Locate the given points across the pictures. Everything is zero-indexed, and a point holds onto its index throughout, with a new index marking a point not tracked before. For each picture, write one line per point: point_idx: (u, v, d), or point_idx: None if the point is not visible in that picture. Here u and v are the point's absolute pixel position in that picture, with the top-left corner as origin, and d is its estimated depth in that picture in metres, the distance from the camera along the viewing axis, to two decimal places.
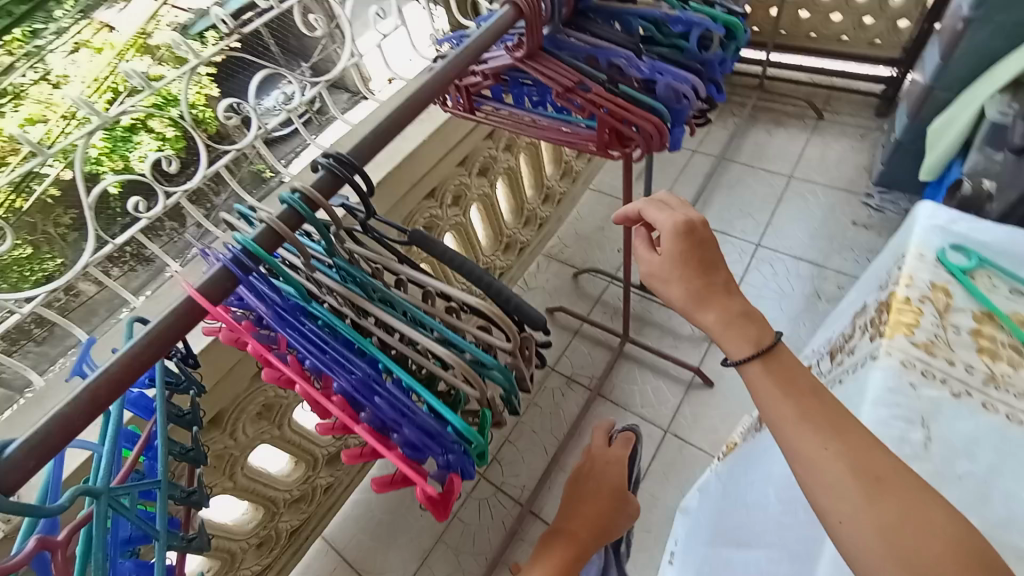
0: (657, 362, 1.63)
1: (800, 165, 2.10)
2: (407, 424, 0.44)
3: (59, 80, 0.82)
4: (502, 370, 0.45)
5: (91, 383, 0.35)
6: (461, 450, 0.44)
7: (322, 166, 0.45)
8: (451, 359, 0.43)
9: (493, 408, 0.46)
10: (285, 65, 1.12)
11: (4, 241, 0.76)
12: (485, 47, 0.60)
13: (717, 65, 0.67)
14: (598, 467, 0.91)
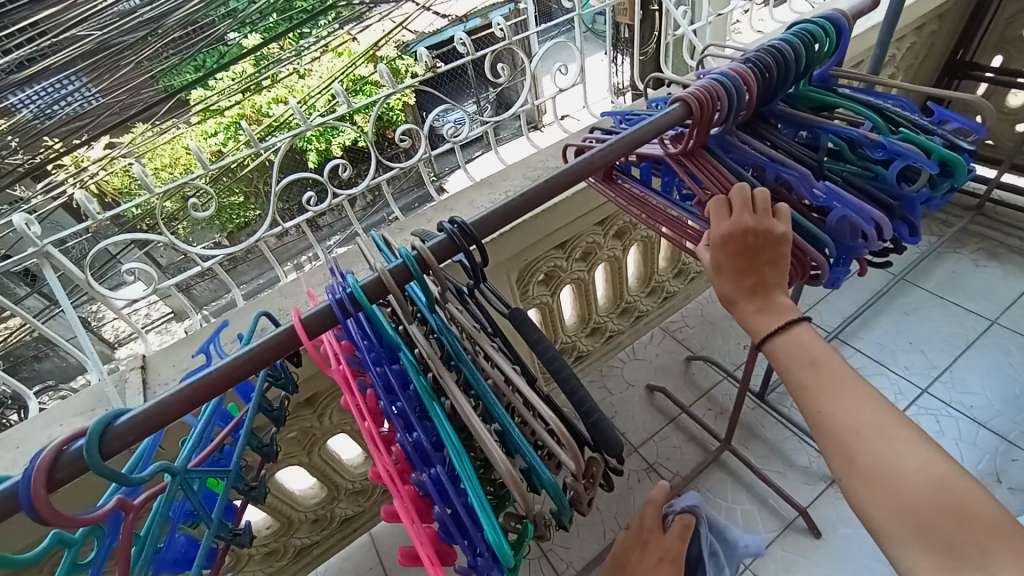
0: (757, 486, 1.41)
1: (1012, 312, 1.70)
2: (444, 504, 0.42)
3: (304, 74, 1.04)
4: (556, 488, 0.41)
5: (196, 379, 0.39)
6: (489, 556, 0.41)
7: (444, 231, 0.48)
8: (504, 462, 0.40)
9: (536, 524, 0.42)
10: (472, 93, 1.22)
11: (209, 206, 0.98)
12: (644, 140, 0.57)
13: (917, 203, 0.58)
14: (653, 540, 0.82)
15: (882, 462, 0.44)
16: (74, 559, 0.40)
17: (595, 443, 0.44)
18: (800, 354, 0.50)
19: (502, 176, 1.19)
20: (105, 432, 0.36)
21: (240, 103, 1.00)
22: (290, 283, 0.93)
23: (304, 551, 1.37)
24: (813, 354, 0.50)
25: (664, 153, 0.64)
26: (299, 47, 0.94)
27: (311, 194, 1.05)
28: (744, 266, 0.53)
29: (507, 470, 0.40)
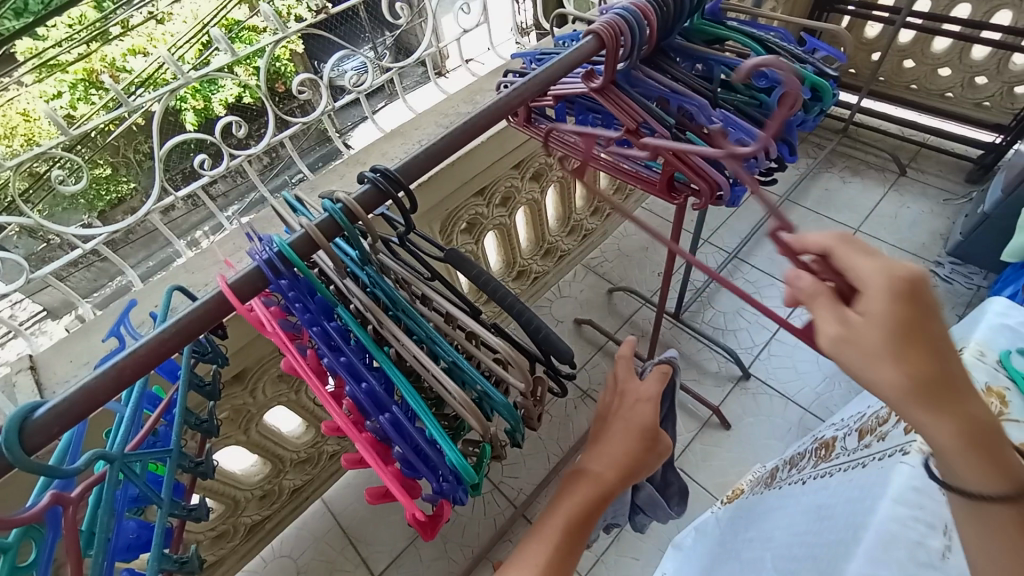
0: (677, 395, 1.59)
1: (871, 219, 1.98)
2: (404, 443, 0.44)
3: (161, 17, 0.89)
4: (508, 408, 0.45)
5: (120, 359, 0.37)
6: (453, 481, 0.45)
7: (369, 180, 0.47)
8: (456, 390, 0.43)
9: (494, 444, 0.45)
10: (370, 36, 1.14)
11: (79, 180, 0.86)
12: (557, 77, 0.59)
13: (793, 125, 0.65)
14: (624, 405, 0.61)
15: None
16: (14, 562, 0.37)
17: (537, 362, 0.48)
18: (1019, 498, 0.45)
19: (414, 126, 1.15)
20: (23, 426, 0.34)
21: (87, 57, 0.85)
22: (198, 258, 0.86)
23: (256, 529, 1.34)
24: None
25: (581, 89, 0.65)
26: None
27: (203, 156, 0.95)
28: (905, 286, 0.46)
29: (462, 400, 0.43)
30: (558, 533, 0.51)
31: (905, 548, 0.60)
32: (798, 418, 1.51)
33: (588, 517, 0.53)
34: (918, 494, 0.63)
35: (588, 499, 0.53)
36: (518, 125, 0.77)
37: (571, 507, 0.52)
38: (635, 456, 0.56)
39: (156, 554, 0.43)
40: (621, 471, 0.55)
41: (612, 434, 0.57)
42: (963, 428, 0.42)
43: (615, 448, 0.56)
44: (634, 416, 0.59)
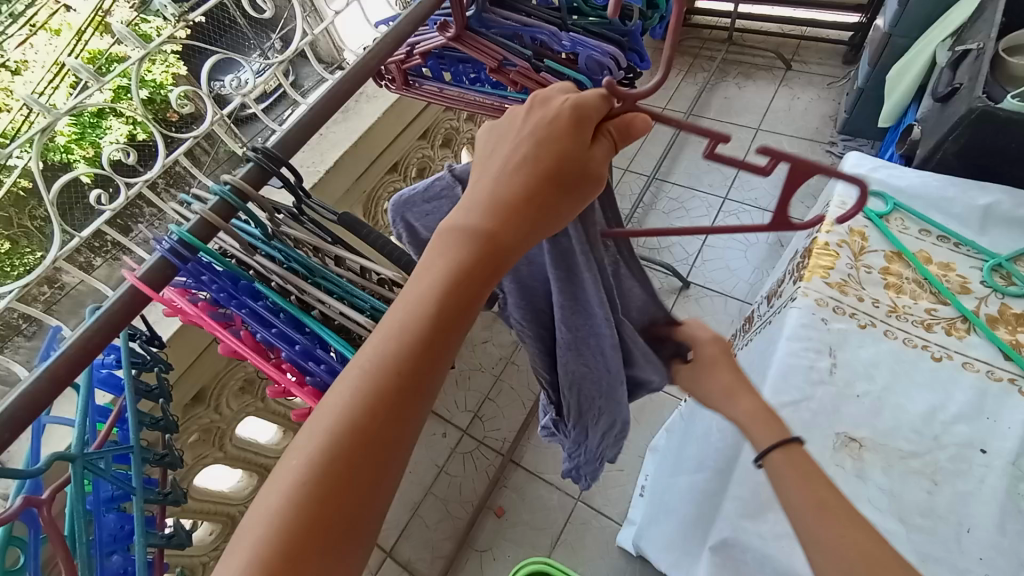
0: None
1: (768, 117, 2.11)
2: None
3: (17, 66, 0.79)
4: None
5: (52, 362, 0.40)
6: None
7: (251, 159, 0.50)
8: (376, 329, 0.49)
9: None
10: (252, 39, 1.13)
11: None
12: (409, 32, 0.62)
13: (638, 35, 0.70)
14: (504, 138, 0.42)
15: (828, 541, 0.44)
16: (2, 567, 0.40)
17: None
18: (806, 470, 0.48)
19: None
20: None
21: None
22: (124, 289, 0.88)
23: None
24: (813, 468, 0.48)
25: (440, 42, 0.69)
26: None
27: (97, 193, 0.87)
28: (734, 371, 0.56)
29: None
30: (427, 316, 0.36)
31: (801, 376, 0.70)
32: (737, 310, 1.66)
33: (472, 286, 0.38)
34: (807, 329, 0.73)
35: (471, 260, 0.38)
36: (399, 89, 0.81)
37: (441, 278, 0.37)
38: (537, 180, 0.39)
39: (141, 533, 0.45)
40: (534, 187, 0.39)
41: (505, 146, 0.40)
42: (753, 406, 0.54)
43: (499, 160, 0.40)
44: (516, 148, 0.41)
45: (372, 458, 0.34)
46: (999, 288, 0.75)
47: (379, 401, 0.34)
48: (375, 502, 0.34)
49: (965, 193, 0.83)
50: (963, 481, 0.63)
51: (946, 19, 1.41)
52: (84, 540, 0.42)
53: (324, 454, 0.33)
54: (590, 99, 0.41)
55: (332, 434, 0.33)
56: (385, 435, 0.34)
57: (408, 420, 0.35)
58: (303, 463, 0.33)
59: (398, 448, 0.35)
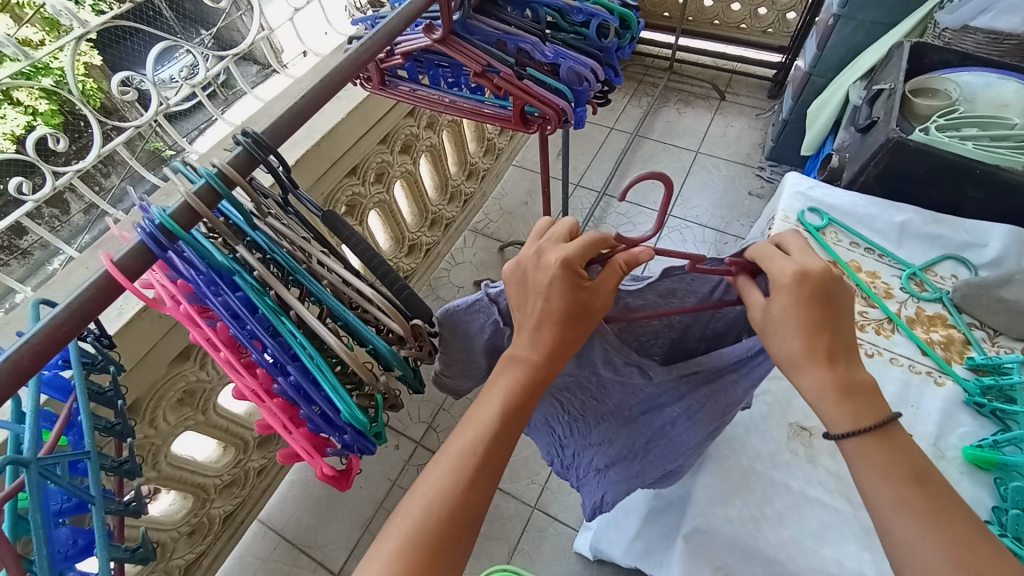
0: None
1: (705, 142, 2.28)
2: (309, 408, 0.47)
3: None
4: (395, 356, 0.48)
5: (15, 350, 0.36)
6: (357, 434, 0.49)
7: (240, 144, 0.48)
8: (342, 350, 0.45)
9: (386, 392, 0.49)
10: (181, 33, 1.03)
11: None
12: (398, 30, 0.63)
13: (612, 51, 0.76)
14: (533, 280, 0.51)
15: (911, 543, 0.44)
16: None
17: (411, 311, 0.53)
18: (894, 460, 0.46)
19: (267, 113, 1.12)
20: None
21: None
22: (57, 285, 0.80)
23: (191, 569, 1.26)
24: (906, 463, 0.46)
25: (425, 43, 0.70)
26: None
27: (20, 180, 0.80)
28: (815, 340, 0.47)
29: (353, 359, 0.46)
30: (493, 420, 0.49)
31: None
32: None
33: (525, 397, 0.51)
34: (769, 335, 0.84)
35: (518, 385, 0.51)
36: (374, 88, 0.81)
37: (502, 392, 0.50)
38: (563, 323, 0.50)
39: (103, 545, 0.42)
40: (560, 327, 0.50)
41: (528, 293, 0.52)
42: (821, 383, 0.47)
43: (537, 303, 0.51)
44: (546, 294, 0.50)
45: (457, 521, 0.46)
46: (915, 294, 0.87)
47: (461, 482, 0.46)
48: (460, 551, 0.46)
49: (885, 212, 0.94)
50: None
51: (856, 64, 1.59)
52: (41, 551, 0.38)
53: (423, 520, 0.45)
54: (578, 254, 0.50)
55: (429, 506, 0.45)
56: (463, 507, 0.46)
57: (479, 498, 0.47)
58: (409, 526, 0.45)
59: (475, 514, 0.47)
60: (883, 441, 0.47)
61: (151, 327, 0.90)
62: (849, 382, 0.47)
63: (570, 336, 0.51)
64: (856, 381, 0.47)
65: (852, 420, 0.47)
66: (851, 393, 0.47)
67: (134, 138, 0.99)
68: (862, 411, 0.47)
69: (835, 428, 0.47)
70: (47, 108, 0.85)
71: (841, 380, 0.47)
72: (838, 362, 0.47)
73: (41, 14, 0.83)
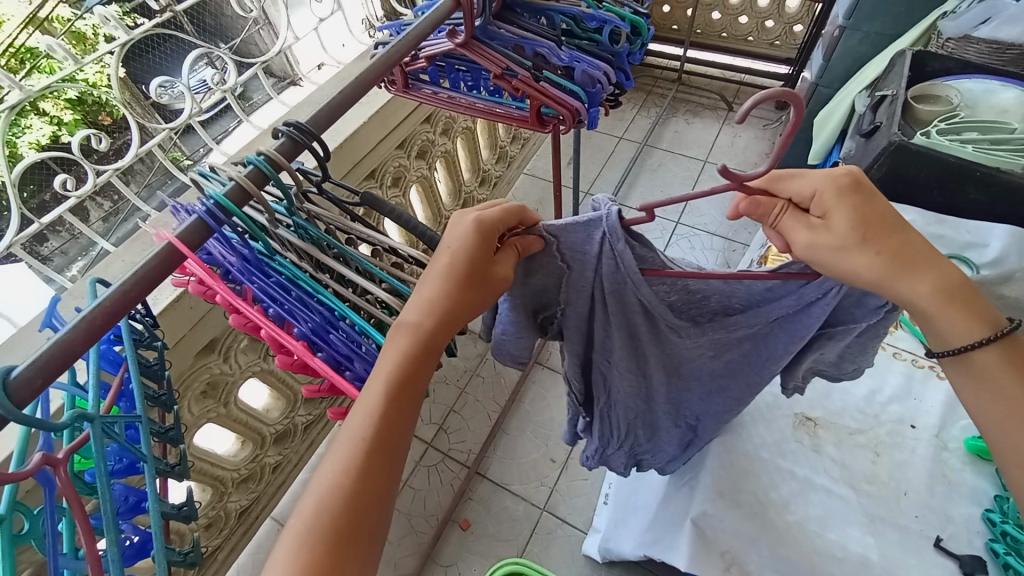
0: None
1: (714, 151, 2.31)
2: (357, 360, 0.50)
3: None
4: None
5: (88, 312, 0.39)
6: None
7: (283, 134, 0.52)
8: (394, 303, 0.50)
9: None
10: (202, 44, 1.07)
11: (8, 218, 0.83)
12: (424, 36, 0.67)
13: (624, 56, 0.80)
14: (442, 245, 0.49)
15: None
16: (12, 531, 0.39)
17: None
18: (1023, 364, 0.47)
19: (293, 117, 1.18)
20: (6, 383, 0.36)
21: None
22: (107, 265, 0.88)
23: (208, 562, 1.29)
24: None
25: (448, 47, 0.75)
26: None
27: (64, 176, 0.87)
28: (889, 240, 0.46)
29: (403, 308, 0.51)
30: (380, 398, 0.44)
31: None
32: None
33: (414, 372, 0.46)
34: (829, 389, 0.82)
35: (406, 355, 0.46)
36: (398, 92, 0.85)
37: (387, 369, 0.45)
38: (462, 287, 0.48)
39: (154, 501, 0.45)
40: (456, 291, 0.48)
41: (435, 257, 0.49)
42: (938, 284, 0.46)
43: (440, 266, 0.48)
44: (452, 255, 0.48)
45: (354, 514, 0.41)
46: None
47: (354, 469, 0.42)
48: (366, 543, 0.42)
49: None
50: (899, 452, 0.79)
51: (862, 74, 1.62)
52: (105, 500, 0.41)
53: (317, 518, 0.40)
54: (493, 217, 0.50)
55: (323, 501, 0.41)
56: (361, 492, 0.42)
57: (378, 483, 0.43)
58: (301, 526, 0.40)
59: (376, 503, 0.43)
60: (1010, 344, 0.47)
61: (186, 314, 0.94)
62: (959, 280, 0.47)
63: (464, 302, 0.48)
64: (958, 281, 0.47)
65: (982, 323, 0.47)
66: (960, 295, 0.47)
67: (169, 141, 1.04)
68: (972, 312, 0.47)
69: (961, 338, 0.47)
70: (71, 117, 0.89)
71: (953, 280, 0.46)
72: (927, 259, 0.47)
73: (71, 28, 0.86)
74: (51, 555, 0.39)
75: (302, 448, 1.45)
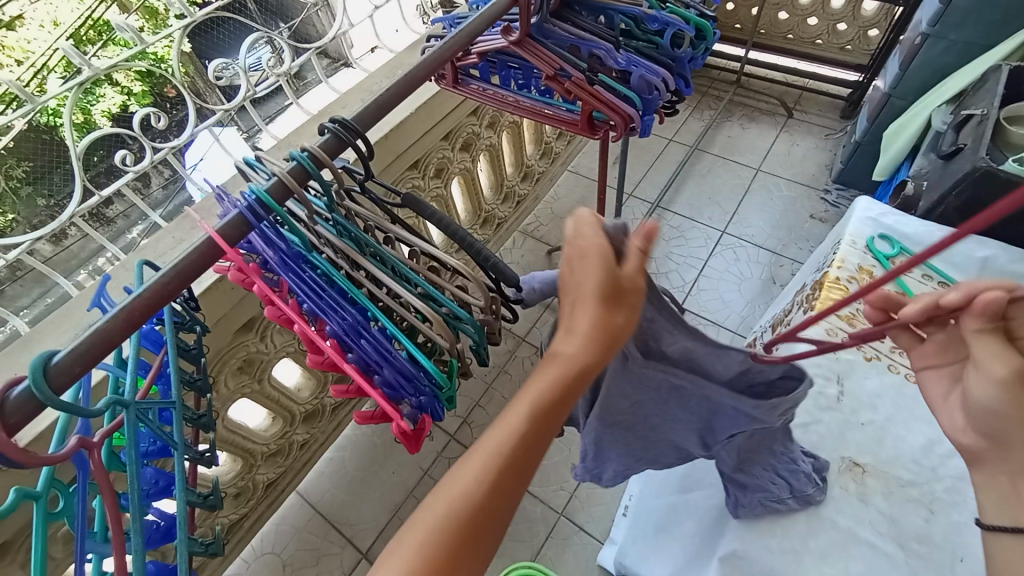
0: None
1: (768, 159, 2.20)
2: (387, 366, 0.48)
3: (14, 21, 0.80)
4: (474, 325, 0.49)
5: (127, 303, 0.40)
6: (431, 394, 0.49)
7: (328, 130, 0.51)
8: (429, 313, 0.46)
9: (462, 359, 0.49)
10: (262, 24, 1.08)
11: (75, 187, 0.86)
12: (478, 32, 0.65)
13: (686, 62, 0.75)
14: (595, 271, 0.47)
15: None
16: (47, 509, 0.39)
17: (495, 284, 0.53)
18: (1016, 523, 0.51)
19: (342, 105, 1.19)
20: (47, 369, 0.36)
21: None
22: (158, 241, 0.93)
23: (234, 529, 1.34)
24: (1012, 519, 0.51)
25: (501, 44, 0.73)
26: None
27: (124, 151, 0.89)
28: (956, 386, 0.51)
29: (437, 320, 0.47)
30: (523, 420, 0.42)
31: None
32: (729, 342, 1.70)
33: (563, 397, 0.43)
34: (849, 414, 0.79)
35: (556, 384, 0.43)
36: (447, 86, 0.84)
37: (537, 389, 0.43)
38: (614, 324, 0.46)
39: (182, 489, 0.46)
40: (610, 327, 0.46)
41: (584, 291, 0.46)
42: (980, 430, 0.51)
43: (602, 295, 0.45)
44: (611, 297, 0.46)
45: (480, 530, 0.39)
46: None
47: (492, 483, 0.39)
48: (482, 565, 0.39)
49: (966, 245, 0.89)
50: (958, 510, 0.73)
51: (944, 86, 1.50)
52: (133, 485, 0.42)
53: (448, 518, 0.38)
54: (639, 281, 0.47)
55: (457, 501, 0.39)
56: (495, 509, 0.39)
57: (507, 508, 0.40)
58: (428, 524, 0.38)
59: (495, 530, 0.40)
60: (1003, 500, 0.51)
61: (227, 294, 0.96)
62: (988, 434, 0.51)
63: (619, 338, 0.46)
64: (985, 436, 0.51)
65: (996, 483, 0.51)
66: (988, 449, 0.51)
67: (223, 120, 1.06)
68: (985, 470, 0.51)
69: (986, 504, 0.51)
70: (139, 89, 0.95)
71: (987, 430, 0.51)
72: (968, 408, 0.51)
73: (145, 4, 0.90)
74: (79, 535, 0.40)
75: (328, 429, 1.49)
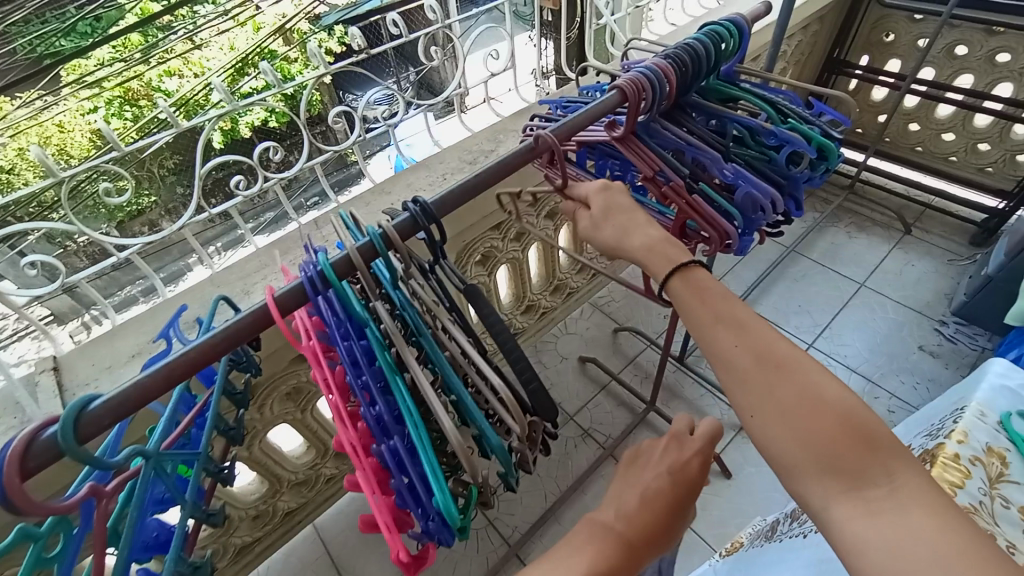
0: (656, 421, 1.60)
1: (876, 275, 2.00)
2: (400, 478, 0.43)
3: (202, 45, 0.91)
4: (504, 454, 0.44)
5: (172, 359, 0.39)
6: (440, 522, 0.44)
7: (407, 210, 0.50)
8: (454, 434, 0.42)
9: (482, 488, 0.44)
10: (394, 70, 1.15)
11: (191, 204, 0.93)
12: (581, 126, 0.64)
13: (801, 182, 0.69)
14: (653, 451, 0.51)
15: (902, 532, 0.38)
16: (41, 551, 0.38)
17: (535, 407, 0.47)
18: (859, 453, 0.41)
19: (438, 160, 1.23)
20: (79, 417, 0.36)
21: (125, 72, 0.82)
22: (243, 263, 0.99)
23: (245, 551, 1.33)
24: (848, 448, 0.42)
25: (604, 138, 0.70)
26: (198, 16, 0.83)
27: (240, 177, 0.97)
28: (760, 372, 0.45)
29: (461, 445, 0.42)
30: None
31: None
32: None
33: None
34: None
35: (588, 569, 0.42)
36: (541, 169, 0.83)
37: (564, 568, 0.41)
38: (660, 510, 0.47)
39: (174, 553, 0.45)
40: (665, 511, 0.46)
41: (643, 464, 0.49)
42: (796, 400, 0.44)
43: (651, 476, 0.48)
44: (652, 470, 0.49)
45: None
46: None
47: None
48: None
49: None
50: None
51: None
52: (125, 545, 0.40)
53: None
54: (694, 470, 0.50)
55: None
56: None
57: None
58: None
59: None
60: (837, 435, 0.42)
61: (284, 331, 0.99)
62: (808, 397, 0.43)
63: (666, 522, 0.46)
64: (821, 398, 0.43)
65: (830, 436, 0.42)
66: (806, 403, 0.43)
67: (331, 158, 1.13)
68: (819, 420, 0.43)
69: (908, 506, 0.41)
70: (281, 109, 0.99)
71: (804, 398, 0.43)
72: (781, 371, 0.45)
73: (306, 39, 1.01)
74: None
75: None
